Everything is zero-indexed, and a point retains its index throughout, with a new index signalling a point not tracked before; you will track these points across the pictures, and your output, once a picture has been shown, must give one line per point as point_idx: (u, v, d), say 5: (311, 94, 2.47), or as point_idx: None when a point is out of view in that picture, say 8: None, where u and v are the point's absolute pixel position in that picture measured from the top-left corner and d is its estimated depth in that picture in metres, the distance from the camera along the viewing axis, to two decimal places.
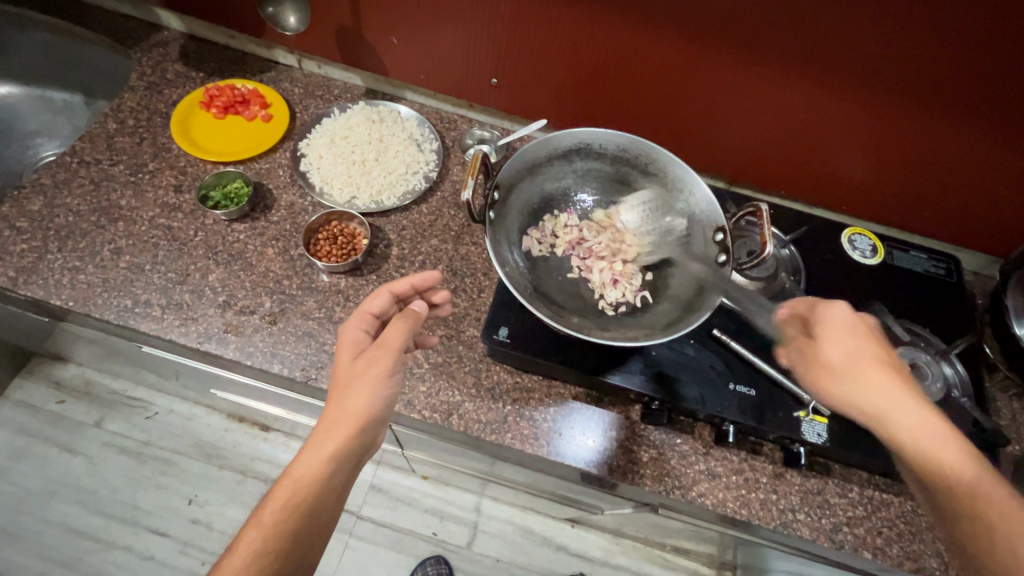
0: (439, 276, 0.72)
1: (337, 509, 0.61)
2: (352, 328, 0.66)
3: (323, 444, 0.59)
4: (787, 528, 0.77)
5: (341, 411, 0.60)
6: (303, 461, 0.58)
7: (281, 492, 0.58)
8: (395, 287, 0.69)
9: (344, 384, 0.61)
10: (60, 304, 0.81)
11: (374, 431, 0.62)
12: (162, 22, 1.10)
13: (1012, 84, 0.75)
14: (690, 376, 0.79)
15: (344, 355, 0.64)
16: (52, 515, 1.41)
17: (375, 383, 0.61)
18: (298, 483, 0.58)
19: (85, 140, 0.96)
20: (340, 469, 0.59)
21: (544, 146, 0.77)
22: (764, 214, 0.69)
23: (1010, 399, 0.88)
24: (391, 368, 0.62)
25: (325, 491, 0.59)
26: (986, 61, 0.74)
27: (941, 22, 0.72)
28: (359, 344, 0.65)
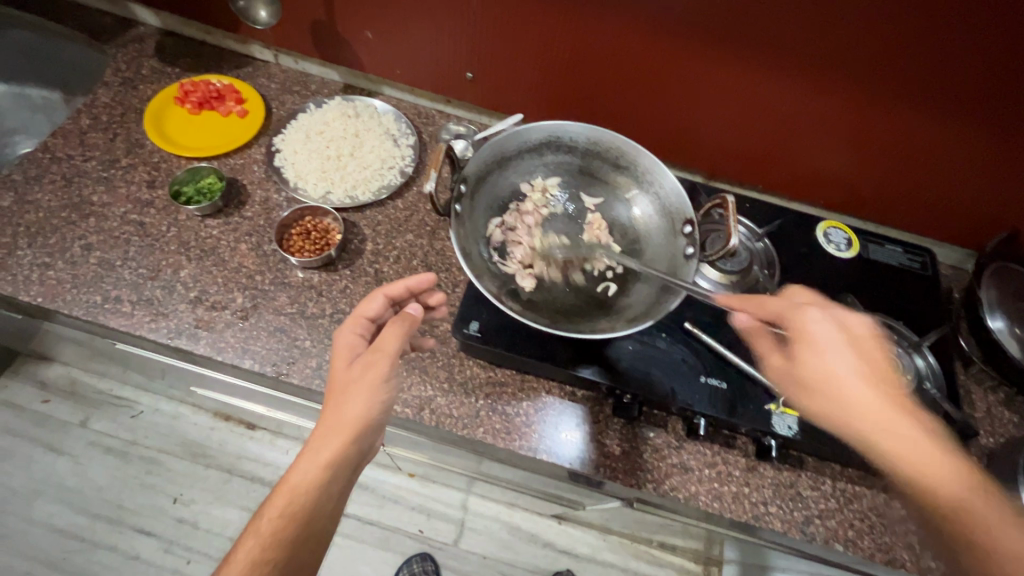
0: (434, 278, 0.71)
1: (334, 518, 0.60)
2: (347, 333, 0.66)
3: (320, 451, 0.58)
4: (759, 521, 0.77)
5: (338, 417, 0.59)
6: (300, 468, 0.59)
7: (279, 500, 0.58)
8: (389, 290, 0.68)
9: (341, 389, 0.61)
10: (29, 301, 0.80)
11: (370, 437, 0.62)
12: (138, 18, 1.09)
13: (986, 71, 0.75)
14: (661, 370, 0.78)
15: (339, 361, 0.64)
16: (35, 514, 1.41)
17: (372, 389, 0.61)
18: (295, 491, 0.58)
19: (57, 136, 0.96)
20: (337, 475, 0.59)
21: (513, 138, 0.76)
22: (731, 205, 0.68)
23: (985, 391, 0.89)
24: (386, 373, 0.62)
25: (323, 497, 0.58)
26: (958, 46, 0.73)
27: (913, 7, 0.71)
28: (355, 350, 0.65)
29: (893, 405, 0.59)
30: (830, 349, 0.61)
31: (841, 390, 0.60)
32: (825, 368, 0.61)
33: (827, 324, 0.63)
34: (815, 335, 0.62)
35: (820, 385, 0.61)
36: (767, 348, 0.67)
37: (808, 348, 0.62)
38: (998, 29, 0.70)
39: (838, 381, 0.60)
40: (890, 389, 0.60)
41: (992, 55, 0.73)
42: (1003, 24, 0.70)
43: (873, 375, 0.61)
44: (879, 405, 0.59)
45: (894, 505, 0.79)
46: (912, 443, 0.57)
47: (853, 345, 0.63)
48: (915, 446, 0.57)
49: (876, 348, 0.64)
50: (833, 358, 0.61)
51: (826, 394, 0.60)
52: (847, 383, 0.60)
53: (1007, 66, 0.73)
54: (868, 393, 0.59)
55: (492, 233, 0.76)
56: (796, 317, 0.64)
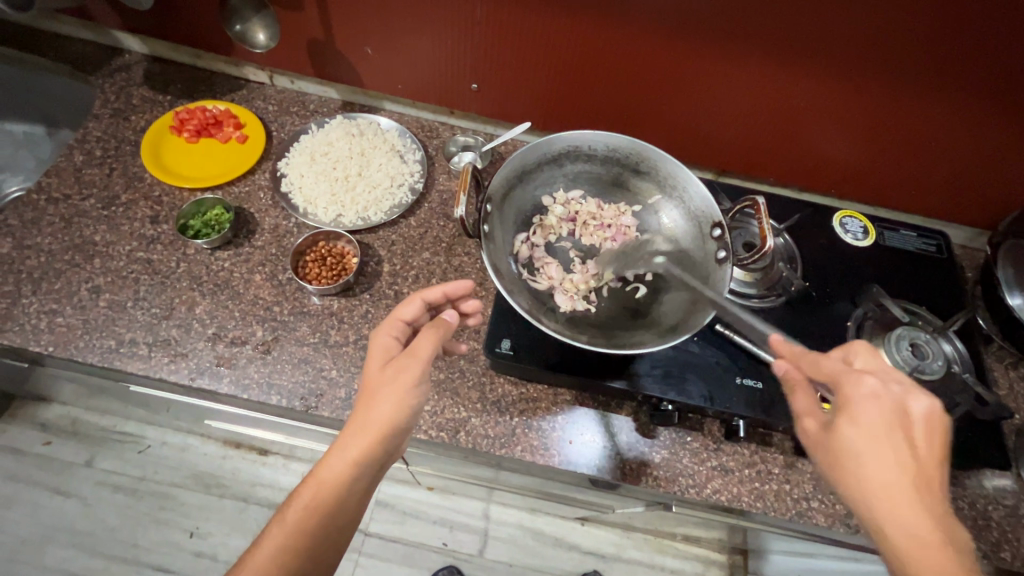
0: (472, 285, 0.70)
1: (357, 515, 0.58)
2: (382, 334, 0.64)
3: (350, 448, 0.57)
4: (802, 516, 0.77)
5: (368, 415, 0.58)
6: (329, 464, 0.56)
7: (305, 492, 0.56)
8: (428, 293, 0.67)
9: (372, 388, 0.59)
10: (39, 351, 0.77)
11: (398, 439, 0.59)
12: (123, 45, 1.06)
13: (1001, 49, 0.75)
14: (696, 374, 0.78)
15: (374, 360, 0.62)
16: (47, 560, 1.37)
17: (405, 391, 0.59)
18: (323, 484, 0.56)
19: (51, 175, 0.92)
20: (364, 475, 0.57)
21: (533, 151, 0.75)
22: (762, 206, 0.67)
23: (1007, 368, 0.92)
24: (419, 377, 0.60)
25: (348, 496, 0.56)
26: (975, 25, 0.73)
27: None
28: (389, 351, 0.63)
29: (920, 501, 0.48)
30: (868, 426, 0.51)
31: (857, 463, 0.51)
32: (855, 444, 0.51)
33: (884, 400, 0.53)
34: (859, 407, 0.52)
35: (843, 458, 0.52)
36: (804, 406, 0.58)
37: (851, 419, 0.52)
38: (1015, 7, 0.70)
39: (871, 462, 0.50)
40: (922, 488, 0.49)
41: (1008, 33, 0.73)
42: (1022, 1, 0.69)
43: (916, 469, 0.50)
44: (913, 499, 0.48)
45: None
46: (925, 544, 0.46)
47: (902, 431, 0.51)
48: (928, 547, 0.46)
49: (935, 443, 0.52)
50: (880, 441, 0.51)
51: (852, 472, 0.51)
52: (883, 466, 0.50)
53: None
54: (898, 481, 0.49)
55: (518, 249, 0.75)
56: (848, 385, 0.54)
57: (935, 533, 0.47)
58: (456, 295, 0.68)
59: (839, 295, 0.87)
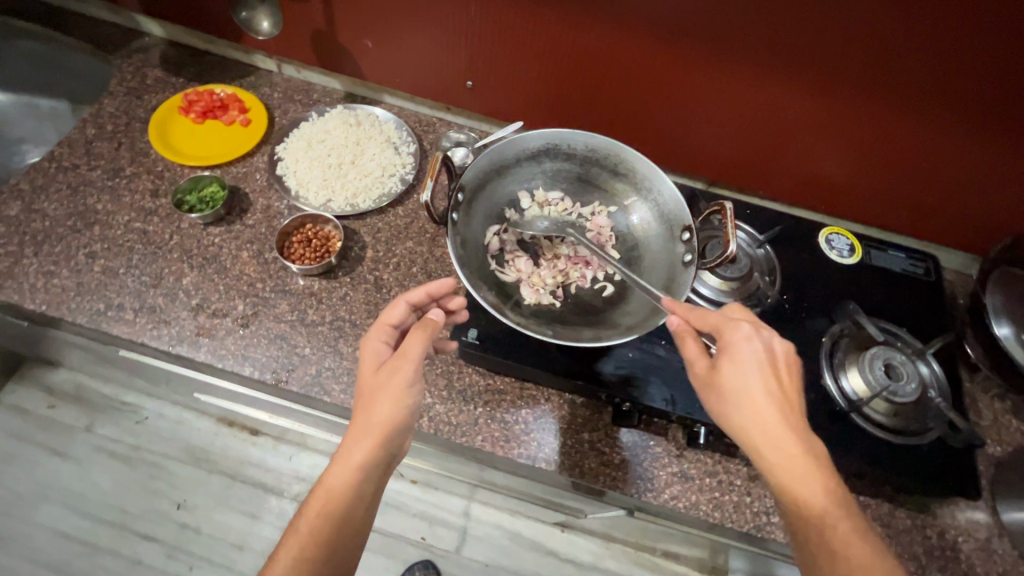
0: (454, 281, 0.69)
1: (368, 516, 0.61)
2: (372, 340, 0.65)
3: (353, 453, 0.59)
4: (761, 530, 0.76)
5: (370, 422, 0.60)
6: (335, 471, 0.59)
7: (315, 501, 0.59)
8: (410, 296, 0.67)
9: (368, 395, 0.61)
10: (34, 308, 0.81)
11: (399, 438, 0.62)
12: (144, 29, 1.11)
13: (994, 65, 0.73)
14: (660, 378, 0.78)
15: (366, 367, 0.64)
16: (41, 518, 1.42)
17: (400, 393, 0.61)
18: (332, 491, 0.59)
19: (63, 146, 0.97)
20: (372, 477, 0.60)
21: (511, 146, 0.76)
22: (729, 212, 0.68)
23: (992, 400, 0.89)
24: (412, 378, 0.62)
25: (358, 499, 0.60)
26: (966, 39, 0.72)
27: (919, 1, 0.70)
28: (380, 356, 0.65)
29: (788, 427, 0.56)
30: (750, 369, 0.58)
31: (745, 404, 0.57)
32: (740, 387, 0.57)
33: (756, 342, 0.59)
34: (741, 353, 0.59)
35: (731, 399, 0.57)
36: (693, 353, 0.61)
37: (731, 362, 0.58)
38: (1007, 22, 0.69)
39: (750, 399, 0.57)
40: (791, 418, 0.57)
41: (1000, 48, 0.71)
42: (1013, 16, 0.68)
43: (784, 402, 0.57)
44: (790, 432, 0.56)
45: (899, 515, 0.78)
46: (800, 467, 0.55)
47: (772, 368, 0.58)
48: (802, 470, 0.55)
49: (793, 374, 0.60)
50: (755, 380, 0.57)
51: (740, 410, 0.57)
52: (758, 401, 0.57)
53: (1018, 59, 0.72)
54: (768, 410, 0.56)
55: (490, 241, 0.76)
56: (728, 332, 0.60)
57: (801, 454, 0.55)
58: (438, 293, 0.68)
59: (816, 310, 0.86)
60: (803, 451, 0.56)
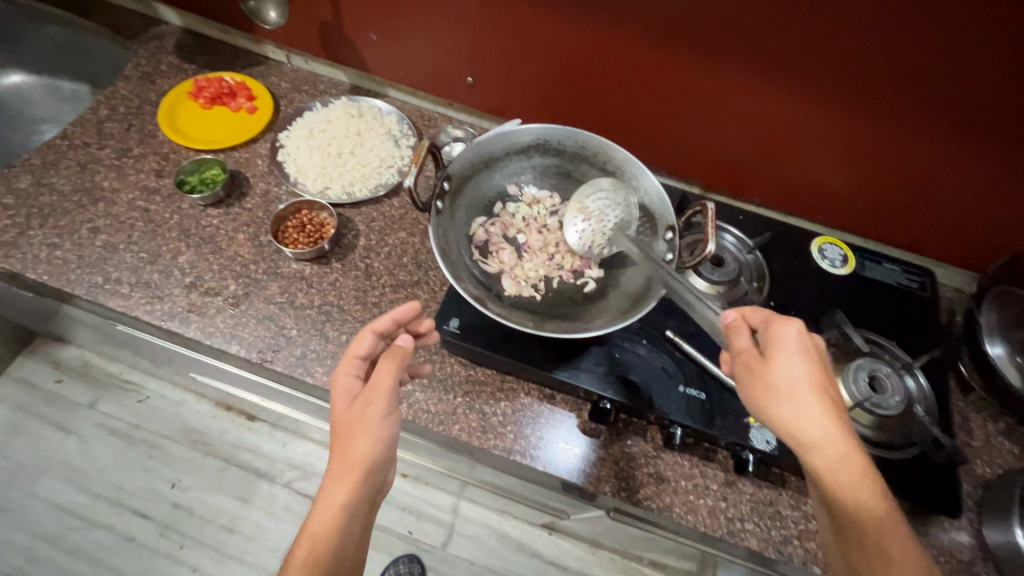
0: (419, 305, 0.70)
1: (358, 558, 0.62)
2: (342, 375, 0.66)
3: (334, 493, 0.59)
4: (734, 537, 0.75)
5: (347, 460, 0.60)
6: (318, 516, 0.59)
7: (300, 550, 0.58)
8: (376, 325, 0.68)
9: (344, 433, 0.62)
10: (35, 278, 0.84)
11: (380, 472, 0.63)
12: (162, 17, 1.15)
13: (992, 73, 0.72)
14: (639, 377, 0.78)
15: (339, 405, 0.64)
16: (39, 490, 1.46)
17: (376, 426, 0.61)
18: (316, 538, 0.58)
19: (76, 125, 1.01)
20: (355, 515, 0.60)
21: (501, 139, 0.77)
22: (710, 211, 0.68)
23: (985, 420, 0.86)
24: (387, 409, 0.63)
25: (344, 543, 0.59)
26: (962, 45, 0.71)
27: (914, 5, 0.69)
28: (352, 390, 0.65)
29: (846, 428, 0.55)
30: (803, 366, 0.57)
31: (797, 397, 0.55)
32: (793, 383, 0.56)
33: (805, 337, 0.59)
34: (791, 345, 0.58)
35: (786, 390, 0.56)
36: (744, 345, 0.59)
37: (784, 355, 0.57)
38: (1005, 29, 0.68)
39: (805, 393, 0.55)
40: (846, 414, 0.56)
41: (998, 55, 0.70)
42: (1010, 22, 0.67)
43: (839, 402, 0.56)
44: (844, 428, 0.55)
45: None
46: (853, 464, 0.54)
47: (819, 364, 0.58)
48: (856, 468, 0.54)
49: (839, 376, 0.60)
50: (808, 378, 0.56)
51: (795, 403, 0.55)
52: (812, 398, 0.55)
53: (1016, 66, 0.70)
54: (826, 410, 0.55)
55: (475, 232, 0.77)
56: (780, 327, 0.59)
57: (856, 451, 0.55)
58: (405, 318, 0.68)
59: (804, 318, 0.86)
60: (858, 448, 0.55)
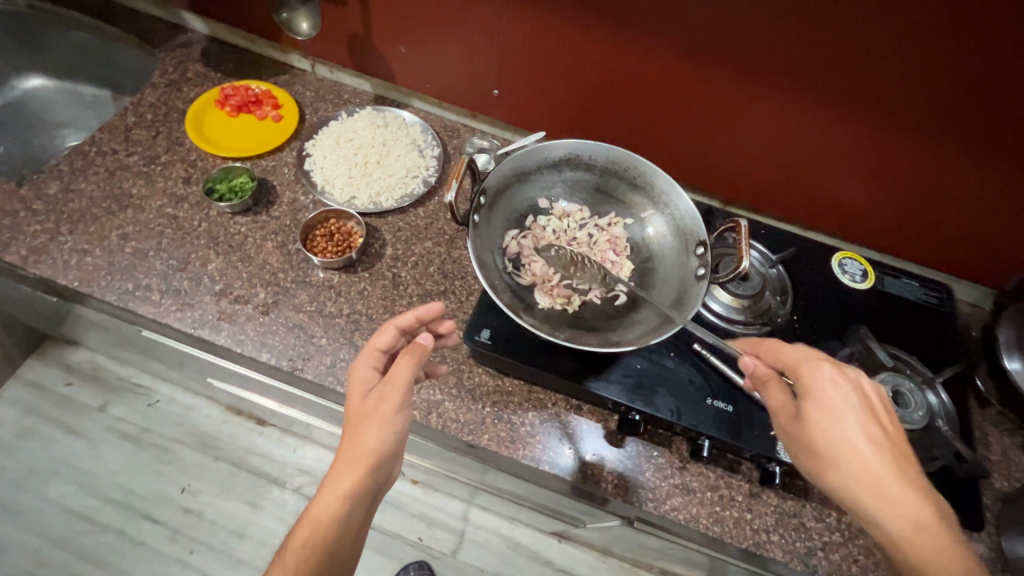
0: (444, 307, 0.71)
1: (356, 546, 0.63)
2: (361, 365, 0.67)
3: (339, 483, 0.60)
4: (760, 548, 0.76)
5: (354, 452, 0.61)
6: (321, 501, 0.60)
7: (301, 532, 0.60)
8: (400, 320, 0.69)
9: (356, 424, 0.62)
10: (66, 284, 0.85)
11: (387, 467, 0.63)
12: (188, 25, 1.16)
13: (1021, 96, 0.74)
14: (667, 389, 0.79)
15: (355, 394, 0.65)
16: (49, 494, 1.45)
17: (386, 421, 0.62)
18: (316, 522, 0.60)
19: (104, 131, 1.01)
20: (356, 507, 0.61)
21: (534, 153, 0.79)
22: (744, 229, 0.70)
23: (1002, 434, 0.87)
24: (400, 405, 0.63)
25: (343, 531, 0.60)
26: (993, 67, 0.73)
27: (950, 27, 0.71)
28: (369, 382, 0.66)
29: (902, 479, 0.57)
30: (845, 418, 0.59)
31: (840, 453, 0.58)
32: (838, 437, 0.58)
33: (842, 383, 0.61)
34: (827, 395, 0.60)
35: (828, 450, 0.58)
36: (778, 399, 0.63)
37: (820, 408, 0.60)
38: None
39: (847, 446, 0.58)
40: (893, 461, 0.57)
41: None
42: None
43: (888, 449, 0.58)
44: (894, 478, 0.56)
45: None
46: (912, 517, 0.55)
47: (861, 410, 0.60)
48: (919, 521, 0.54)
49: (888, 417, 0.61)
50: (853, 428, 0.58)
51: (836, 459, 0.58)
52: (858, 450, 0.57)
53: None
54: (876, 462, 0.57)
55: (508, 244, 0.78)
56: (811, 375, 0.62)
57: (913, 501, 0.55)
58: (428, 318, 0.69)
59: (827, 332, 0.87)
60: (915, 497, 0.56)
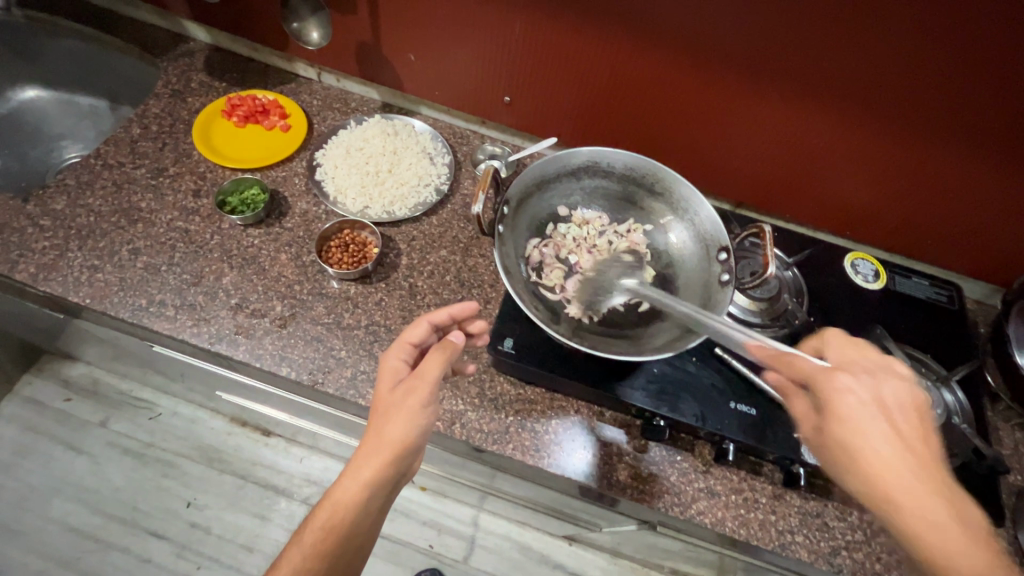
0: (478, 307, 0.72)
1: (373, 532, 0.63)
2: (391, 356, 0.66)
3: (361, 471, 0.60)
4: (786, 550, 0.77)
5: (378, 441, 0.60)
6: (342, 486, 0.60)
7: (322, 513, 0.60)
8: (433, 316, 0.69)
9: (382, 414, 0.62)
10: (77, 301, 0.83)
11: (409, 459, 0.63)
12: (189, 34, 1.14)
13: None
14: (690, 394, 0.79)
15: (383, 384, 0.65)
16: (51, 512, 1.42)
17: (412, 413, 0.61)
18: (336, 507, 0.60)
19: (109, 144, 1.00)
20: (377, 496, 0.61)
21: (554, 162, 0.79)
22: (769, 236, 0.70)
23: (1012, 428, 0.88)
24: (427, 401, 0.62)
25: (362, 517, 0.61)
26: (1007, 72, 0.74)
27: (968, 33, 0.72)
28: (398, 374, 0.65)
29: (924, 486, 0.53)
30: (868, 427, 0.55)
31: (870, 464, 0.54)
32: (861, 446, 0.55)
33: (859, 392, 0.57)
34: (843, 405, 0.56)
35: (853, 459, 0.55)
36: (802, 411, 0.62)
37: (839, 418, 0.56)
38: None
39: (875, 457, 0.54)
40: (924, 471, 0.54)
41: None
42: None
43: (914, 456, 0.54)
44: (925, 491, 0.52)
45: None
46: (944, 529, 0.51)
47: (887, 418, 0.56)
48: (953, 534, 0.50)
49: (916, 422, 0.57)
50: (872, 434, 0.55)
51: (864, 467, 0.54)
52: (887, 462, 0.54)
53: None
54: (904, 473, 0.53)
55: (530, 253, 0.78)
56: (825, 382, 0.58)
57: (948, 514, 0.51)
58: (461, 317, 0.70)
59: (842, 333, 0.88)
60: (946, 509, 0.51)
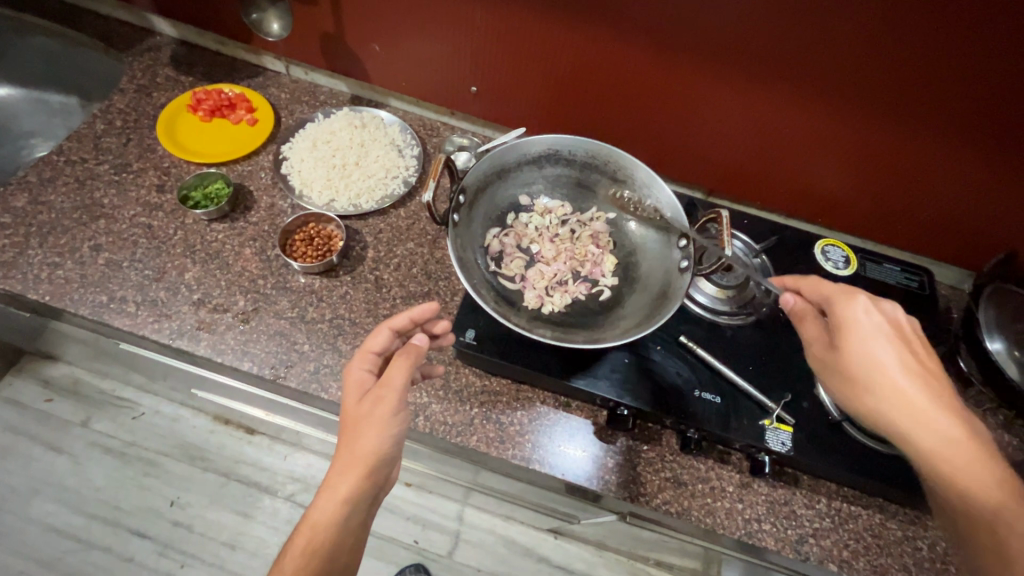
0: (438, 307, 0.70)
1: (356, 552, 0.61)
2: (356, 368, 0.65)
3: (337, 488, 0.59)
4: (752, 538, 0.76)
5: (350, 455, 0.59)
6: (318, 507, 0.59)
7: (300, 538, 0.58)
8: (394, 321, 0.68)
9: (353, 427, 0.61)
10: (37, 299, 0.82)
11: (385, 470, 0.61)
12: (156, 28, 1.13)
13: (996, 84, 0.75)
14: (654, 383, 0.79)
15: (349, 398, 0.63)
16: (33, 512, 1.42)
17: (384, 422, 0.60)
18: (315, 528, 0.58)
19: (73, 140, 0.99)
20: (356, 511, 0.59)
21: (512, 150, 0.78)
22: (727, 221, 0.70)
23: (984, 413, 0.87)
24: (397, 407, 0.61)
25: (343, 536, 0.59)
26: (973, 53, 0.73)
27: (932, 13, 0.71)
28: (364, 385, 0.64)
29: (937, 403, 0.56)
30: (877, 344, 0.58)
31: (879, 382, 0.57)
32: (868, 363, 0.58)
33: (875, 314, 0.60)
34: (859, 324, 0.60)
35: (861, 375, 0.58)
36: (812, 333, 0.64)
37: (852, 337, 0.59)
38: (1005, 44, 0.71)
39: (884, 372, 0.57)
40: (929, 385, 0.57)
41: (1008, 65, 0.72)
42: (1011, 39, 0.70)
43: (923, 373, 0.58)
44: (930, 404, 0.56)
45: (891, 526, 0.78)
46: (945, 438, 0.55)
47: (897, 338, 0.59)
48: (954, 441, 0.55)
49: (924, 345, 0.60)
50: (886, 353, 0.58)
51: (868, 382, 0.58)
52: (894, 378, 0.57)
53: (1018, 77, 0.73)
54: (909, 388, 0.57)
55: (490, 243, 0.78)
56: (844, 306, 0.61)
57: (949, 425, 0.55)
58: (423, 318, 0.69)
59: None
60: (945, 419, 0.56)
